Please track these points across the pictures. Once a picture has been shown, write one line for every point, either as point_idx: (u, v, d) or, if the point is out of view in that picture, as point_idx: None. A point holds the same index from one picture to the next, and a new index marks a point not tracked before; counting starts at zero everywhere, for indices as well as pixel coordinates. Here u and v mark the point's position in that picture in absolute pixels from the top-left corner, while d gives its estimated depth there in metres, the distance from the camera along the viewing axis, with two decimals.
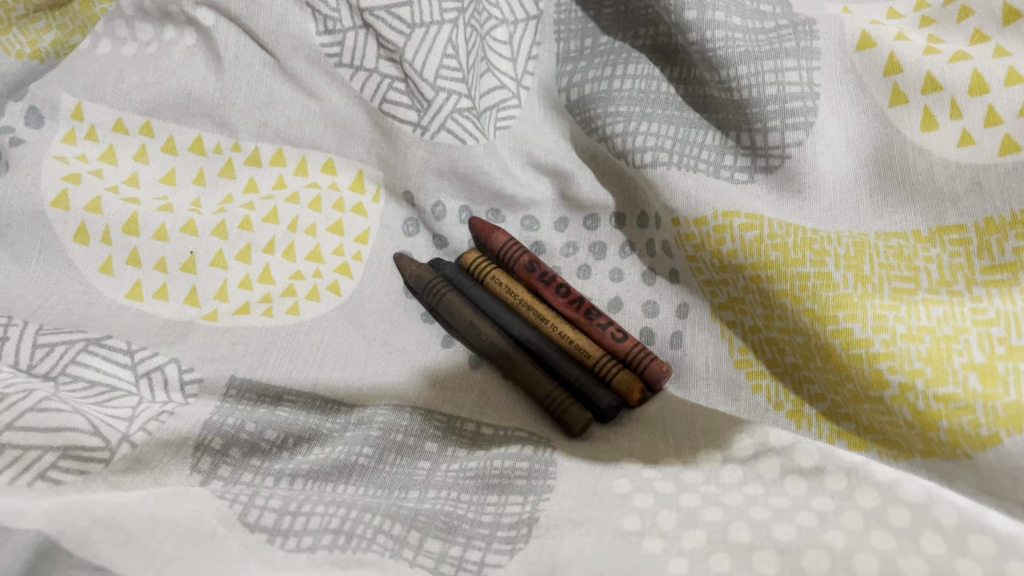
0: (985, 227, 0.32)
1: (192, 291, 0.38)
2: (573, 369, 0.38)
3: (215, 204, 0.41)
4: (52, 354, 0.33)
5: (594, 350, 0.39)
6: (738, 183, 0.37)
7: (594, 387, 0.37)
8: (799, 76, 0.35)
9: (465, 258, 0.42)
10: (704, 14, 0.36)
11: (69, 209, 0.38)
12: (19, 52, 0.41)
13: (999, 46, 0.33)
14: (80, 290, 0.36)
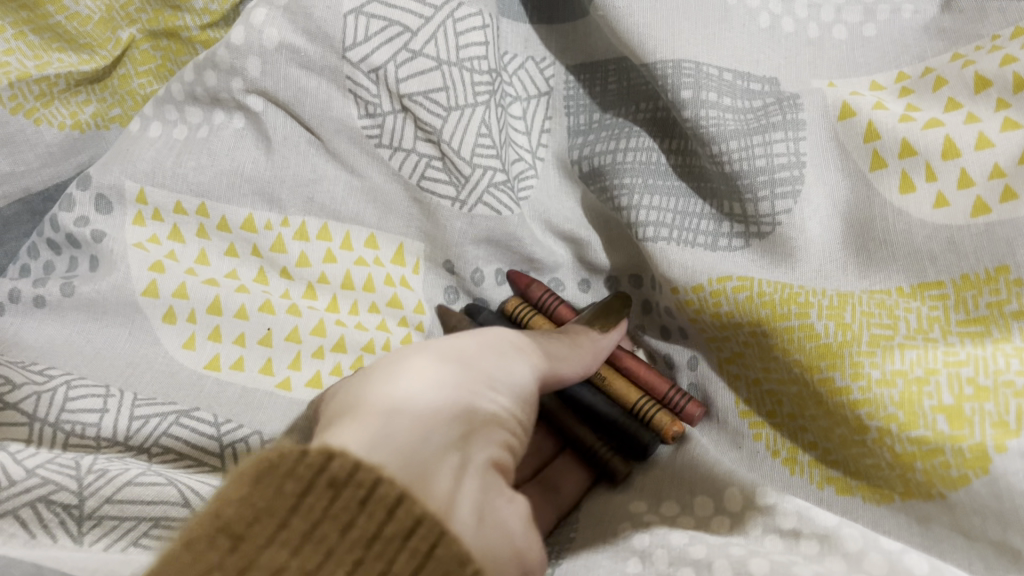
0: (961, 283, 0.34)
1: (267, 361, 0.43)
2: (615, 411, 0.42)
3: (278, 279, 0.45)
4: (147, 425, 0.38)
5: (635, 394, 0.42)
6: (734, 250, 0.40)
7: (635, 427, 0.41)
8: (786, 147, 0.38)
9: (507, 307, 0.46)
10: (698, 93, 0.40)
11: (158, 296, 0.43)
12: (62, 124, 0.46)
13: (970, 113, 0.35)
14: (165, 361, 0.42)
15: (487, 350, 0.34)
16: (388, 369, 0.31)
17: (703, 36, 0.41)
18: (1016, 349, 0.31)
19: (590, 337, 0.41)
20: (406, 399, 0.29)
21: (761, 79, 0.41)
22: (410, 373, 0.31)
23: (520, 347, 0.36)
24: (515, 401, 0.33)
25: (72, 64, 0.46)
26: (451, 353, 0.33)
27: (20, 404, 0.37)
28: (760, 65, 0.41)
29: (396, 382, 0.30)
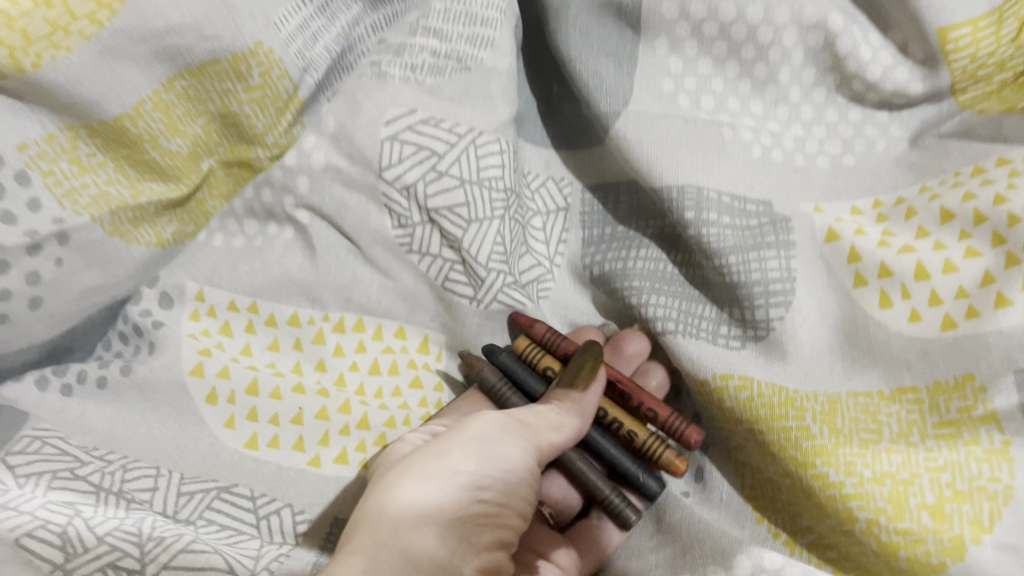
0: (934, 389, 0.39)
1: (299, 439, 0.46)
2: (625, 460, 0.45)
3: (312, 369, 0.48)
4: (192, 500, 0.42)
5: (643, 435, 0.46)
6: (733, 349, 0.45)
7: (644, 475, 0.45)
8: (779, 264, 0.44)
9: (517, 347, 0.49)
10: (699, 214, 0.45)
11: (203, 376, 0.46)
12: (149, 243, 0.47)
13: (937, 241, 0.41)
14: (209, 440, 0.45)
15: (473, 446, 0.40)
16: (396, 469, 0.39)
17: (703, 164, 0.46)
18: (985, 453, 0.36)
19: (569, 403, 0.44)
20: (398, 518, 0.36)
21: (757, 201, 0.45)
22: (408, 481, 0.38)
23: (508, 434, 0.41)
24: (501, 492, 0.40)
25: (162, 192, 0.46)
26: (439, 458, 0.39)
27: (88, 477, 0.41)
28: (755, 189, 0.46)
29: (401, 486, 0.38)
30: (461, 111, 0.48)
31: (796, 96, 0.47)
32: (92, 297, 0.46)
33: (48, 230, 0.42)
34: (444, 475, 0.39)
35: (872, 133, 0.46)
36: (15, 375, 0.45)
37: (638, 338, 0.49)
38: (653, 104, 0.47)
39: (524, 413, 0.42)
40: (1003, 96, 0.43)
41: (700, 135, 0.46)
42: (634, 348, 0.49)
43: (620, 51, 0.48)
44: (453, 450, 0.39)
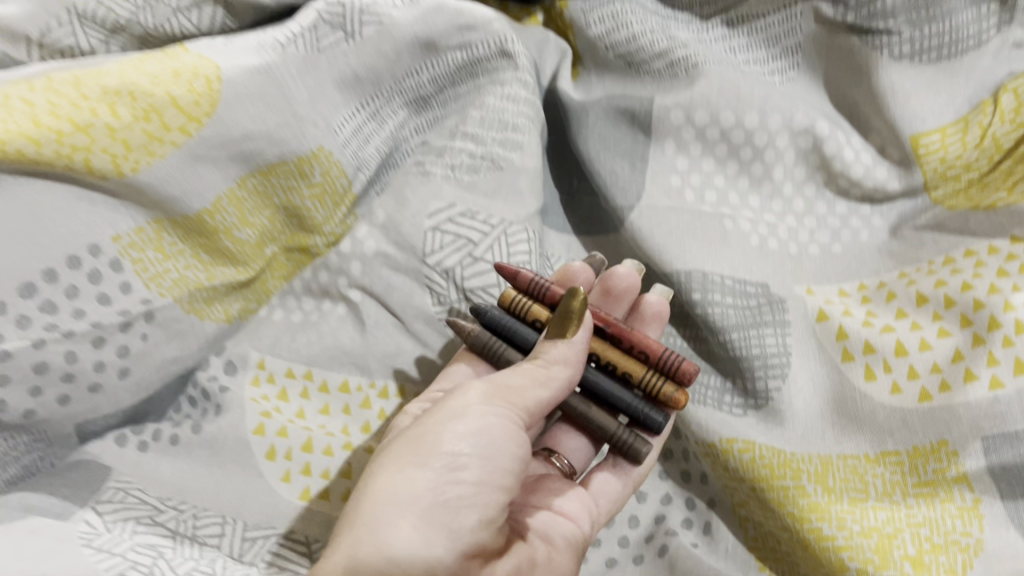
0: (913, 453, 0.44)
1: (347, 491, 0.50)
2: (626, 396, 0.48)
3: (359, 431, 0.53)
4: (255, 545, 0.47)
5: (640, 373, 0.48)
6: (736, 415, 0.49)
7: (648, 408, 0.47)
8: (776, 340, 0.49)
9: (505, 299, 0.50)
10: (705, 294, 0.50)
11: (264, 434, 0.51)
12: (219, 320, 0.53)
13: (914, 321, 0.46)
14: (268, 493, 0.50)
15: (451, 424, 0.40)
16: (378, 462, 0.39)
17: (707, 251, 0.51)
18: (958, 509, 0.42)
19: (550, 359, 0.43)
20: (380, 511, 0.36)
21: (756, 283, 0.51)
22: (387, 474, 0.38)
23: (486, 408, 0.41)
24: (485, 469, 0.39)
25: (232, 275, 0.53)
26: (418, 441, 0.39)
27: (165, 523, 0.46)
28: (754, 273, 0.51)
29: (377, 479, 0.38)
30: (494, 204, 0.55)
31: (788, 190, 0.53)
32: (168, 368, 0.52)
33: (137, 309, 0.49)
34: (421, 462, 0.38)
35: (857, 223, 0.52)
36: (99, 435, 0.51)
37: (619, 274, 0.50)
38: (662, 198, 0.53)
39: (506, 378, 0.42)
40: (970, 194, 0.49)
41: (703, 226, 0.52)
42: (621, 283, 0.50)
43: (633, 152, 0.55)
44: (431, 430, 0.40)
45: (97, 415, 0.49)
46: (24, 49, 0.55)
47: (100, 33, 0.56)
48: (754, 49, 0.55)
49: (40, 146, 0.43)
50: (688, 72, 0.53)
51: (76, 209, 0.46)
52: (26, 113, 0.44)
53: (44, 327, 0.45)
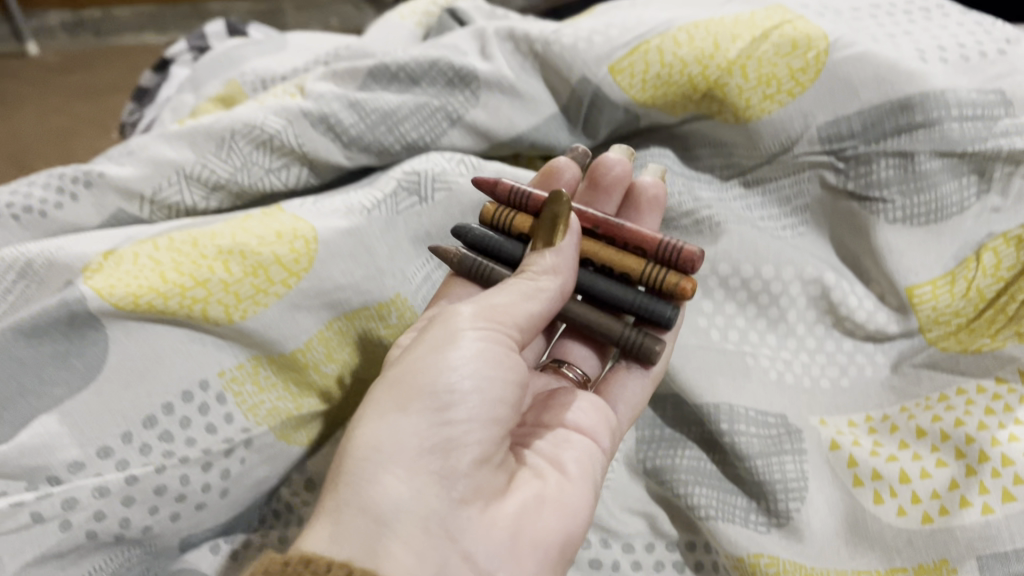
0: (920, 569, 0.49)
1: None
2: (628, 293, 0.54)
3: None
4: None
5: (641, 264, 0.54)
6: (761, 532, 0.54)
7: (654, 302, 0.53)
8: (795, 466, 0.55)
9: (488, 213, 0.57)
10: (732, 423, 0.56)
11: None
12: (302, 443, 0.60)
13: (915, 452, 0.53)
14: None
15: (430, 370, 0.44)
16: (363, 415, 0.44)
17: (733, 385, 0.58)
18: None
19: (532, 275, 0.50)
20: (362, 463, 0.41)
21: (776, 414, 0.57)
22: (369, 427, 0.42)
23: (463, 341, 0.46)
24: (472, 405, 0.44)
25: (314, 404, 0.60)
26: (400, 390, 0.44)
27: None
28: (774, 405, 0.58)
29: (362, 429, 0.43)
30: None
31: (801, 329, 0.61)
32: (258, 487, 0.58)
33: (238, 437, 0.55)
34: (405, 409, 0.43)
35: (863, 359, 0.60)
36: (195, 545, 0.56)
37: (604, 159, 0.59)
38: (691, 337, 0.60)
39: (494, 299, 0.49)
40: (959, 337, 0.56)
41: (728, 362, 0.59)
42: (611, 171, 0.59)
43: None
44: (411, 375, 0.44)
45: (196, 529, 0.55)
46: (139, 206, 0.64)
47: (202, 190, 0.65)
48: (768, 207, 0.64)
49: (167, 298, 0.54)
50: (711, 229, 0.61)
51: (191, 350, 0.55)
52: (157, 271, 0.55)
53: (162, 454, 0.53)
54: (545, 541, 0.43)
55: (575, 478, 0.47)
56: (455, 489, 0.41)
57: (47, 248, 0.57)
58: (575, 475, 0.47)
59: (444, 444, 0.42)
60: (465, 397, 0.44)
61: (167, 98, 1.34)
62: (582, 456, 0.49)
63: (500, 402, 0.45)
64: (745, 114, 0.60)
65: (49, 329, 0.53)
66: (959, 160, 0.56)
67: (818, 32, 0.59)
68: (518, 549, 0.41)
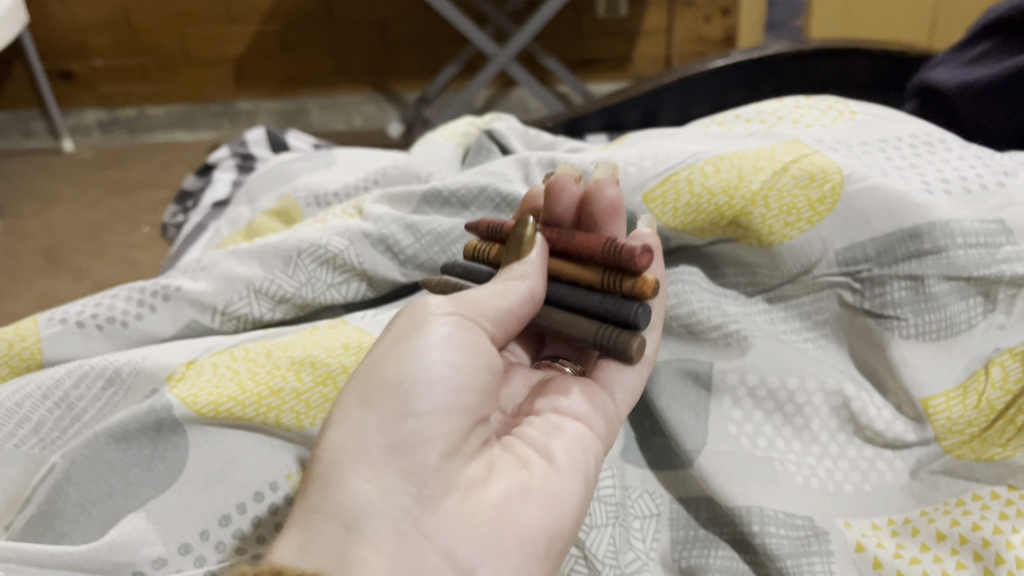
0: None
1: None
2: (596, 301, 0.58)
3: None
4: None
5: (598, 272, 0.58)
6: None
7: (620, 304, 0.56)
8: (823, 567, 0.58)
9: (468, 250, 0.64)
10: (761, 525, 0.59)
11: None
12: None
13: (936, 554, 0.56)
14: None
15: (391, 366, 0.48)
16: (335, 412, 0.49)
17: (763, 489, 0.61)
18: None
19: (498, 284, 0.56)
20: (330, 470, 0.46)
21: (803, 516, 0.60)
22: (337, 429, 0.47)
23: (424, 336, 0.50)
24: (435, 397, 0.47)
25: None
26: (364, 389, 0.48)
27: None
28: (801, 507, 0.60)
29: (331, 432, 0.47)
30: None
31: (824, 436, 0.63)
32: None
33: None
34: (368, 407, 0.47)
35: (883, 465, 0.62)
36: None
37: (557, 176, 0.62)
38: (722, 443, 0.63)
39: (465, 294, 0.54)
40: (973, 445, 0.59)
41: (757, 467, 0.62)
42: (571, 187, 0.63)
43: (696, 405, 0.65)
44: (375, 370, 0.49)
45: None
46: (211, 317, 0.70)
47: (269, 302, 0.71)
48: (790, 321, 0.68)
49: (244, 405, 0.60)
50: (739, 341, 0.66)
51: (262, 454, 0.59)
52: (236, 380, 0.61)
53: (235, 550, 0.55)
54: (527, 533, 0.46)
55: (558, 468, 0.51)
56: (424, 487, 0.45)
57: (134, 358, 0.64)
58: (562, 464, 0.51)
59: (408, 440, 0.46)
60: (426, 389, 0.47)
61: (209, 202, 1.41)
62: (569, 445, 0.53)
63: (462, 390, 0.49)
64: (768, 239, 0.68)
65: (133, 433, 0.59)
66: (966, 282, 0.62)
67: (833, 167, 0.68)
68: (499, 539, 0.45)
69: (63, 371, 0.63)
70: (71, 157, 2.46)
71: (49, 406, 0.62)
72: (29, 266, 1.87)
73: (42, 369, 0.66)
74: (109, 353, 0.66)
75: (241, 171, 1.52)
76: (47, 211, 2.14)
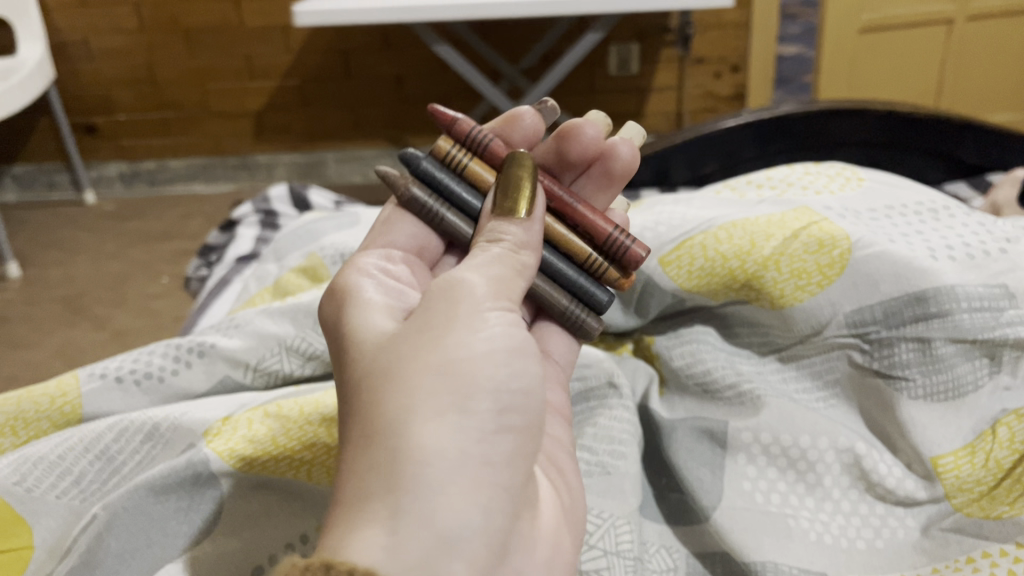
0: None
1: None
2: (570, 274, 0.61)
3: None
4: None
5: (586, 250, 0.61)
6: None
7: (592, 290, 0.62)
8: None
9: (440, 152, 0.61)
10: None
11: None
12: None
13: None
14: None
15: (480, 371, 0.44)
16: (404, 404, 0.42)
17: (778, 545, 0.61)
18: None
19: (511, 250, 0.51)
20: (421, 473, 0.40)
21: (818, 572, 0.59)
22: (424, 426, 0.41)
23: (511, 344, 0.46)
24: (516, 415, 0.46)
25: None
26: (454, 385, 0.43)
27: None
28: (816, 563, 0.60)
29: (417, 423, 0.41)
30: (602, 504, 0.63)
31: (837, 493, 0.64)
32: None
33: None
34: (464, 412, 0.43)
35: (895, 522, 0.63)
36: None
37: (572, 129, 0.62)
38: (738, 500, 0.64)
39: (492, 271, 0.49)
40: (981, 502, 0.61)
41: (772, 523, 0.62)
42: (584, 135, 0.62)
43: (712, 462, 0.66)
44: (461, 366, 0.44)
45: None
46: (243, 373, 0.73)
47: (299, 359, 0.73)
48: (801, 380, 0.71)
49: (276, 458, 0.63)
50: (753, 401, 0.68)
51: (293, 506, 0.62)
52: (269, 436, 0.64)
53: None
54: (562, 557, 0.51)
55: (574, 488, 0.56)
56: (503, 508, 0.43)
57: (173, 414, 0.67)
58: (569, 474, 0.56)
59: (493, 455, 0.44)
60: (509, 405, 0.45)
61: (234, 256, 1.45)
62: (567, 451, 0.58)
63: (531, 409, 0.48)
64: (780, 302, 0.70)
65: (172, 486, 0.60)
66: (971, 345, 0.65)
67: (841, 233, 0.71)
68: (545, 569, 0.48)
69: (104, 426, 0.67)
70: (95, 210, 2.52)
71: (90, 459, 0.65)
72: (49, 316, 1.91)
73: (81, 424, 0.69)
74: (148, 409, 0.69)
75: (264, 227, 1.56)
76: (70, 262, 2.18)
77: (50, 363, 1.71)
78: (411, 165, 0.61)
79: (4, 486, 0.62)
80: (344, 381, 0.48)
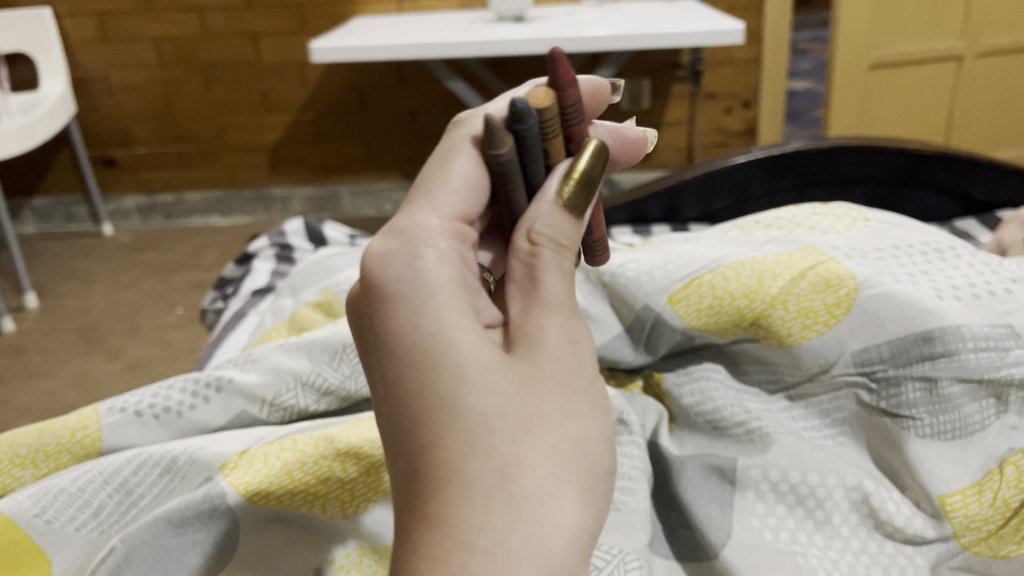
0: None
1: None
2: None
3: None
4: None
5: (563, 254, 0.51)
6: None
7: None
8: None
9: (549, 110, 0.42)
10: None
11: None
12: None
13: None
14: None
15: (605, 451, 0.39)
16: (545, 474, 0.36)
17: None
18: None
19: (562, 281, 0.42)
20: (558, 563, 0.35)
21: None
22: (564, 509, 0.36)
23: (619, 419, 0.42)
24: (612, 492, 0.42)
25: None
26: (588, 463, 0.38)
27: None
28: None
29: (558, 501, 0.36)
30: (612, 540, 0.63)
31: (846, 531, 0.64)
32: None
33: None
34: (594, 492, 0.38)
35: (903, 561, 0.63)
36: None
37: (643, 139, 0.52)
38: (747, 537, 0.64)
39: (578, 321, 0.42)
40: (989, 542, 0.62)
41: (782, 560, 0.62)
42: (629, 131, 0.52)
43: (721, 498, 0.66)
44: (595, 443, 0.39)
45: None
46: (259, 408, 0.75)
47: (314, 395, 0.75)
48: (810, 418, 0.72)
49: (291, 492, 0.64)
50: (761, 438, 0.69)
51: (308, 540, 0.63)
52: (285, 469, 0.65)
53: None
54: None
55: None
56: None
57: (190, 447, 0.68)
58: None
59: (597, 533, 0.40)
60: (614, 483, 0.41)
61: (249, 290, 1.46)
62: None
63: None
64: (788, 340, 0.72)
65: (188, 517, 0.61)
66: (977, 385, 0.66)
67: (847, 274, 0.73)
68: None
69: (123, 458, 0.68)
70: (112, 242, 2.55)
71: (108, 491, 0.66)
72: (65, 347, 1.93)
73: (101, 456, 0.70)
74: (166, 443, 0.71)
75: (280, 261, 1.58)
76: (86, 294, 2.21)
77: (65, 394, 1.72)
78: (516, 114, 0.41)
79: (26, 518, 0.63)
80: (418, 380, 0.37)
